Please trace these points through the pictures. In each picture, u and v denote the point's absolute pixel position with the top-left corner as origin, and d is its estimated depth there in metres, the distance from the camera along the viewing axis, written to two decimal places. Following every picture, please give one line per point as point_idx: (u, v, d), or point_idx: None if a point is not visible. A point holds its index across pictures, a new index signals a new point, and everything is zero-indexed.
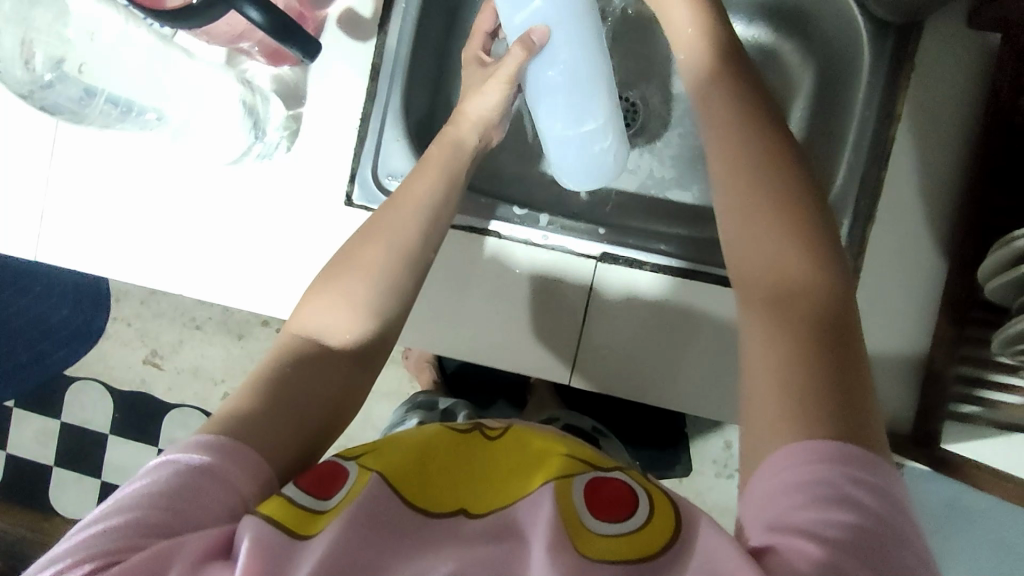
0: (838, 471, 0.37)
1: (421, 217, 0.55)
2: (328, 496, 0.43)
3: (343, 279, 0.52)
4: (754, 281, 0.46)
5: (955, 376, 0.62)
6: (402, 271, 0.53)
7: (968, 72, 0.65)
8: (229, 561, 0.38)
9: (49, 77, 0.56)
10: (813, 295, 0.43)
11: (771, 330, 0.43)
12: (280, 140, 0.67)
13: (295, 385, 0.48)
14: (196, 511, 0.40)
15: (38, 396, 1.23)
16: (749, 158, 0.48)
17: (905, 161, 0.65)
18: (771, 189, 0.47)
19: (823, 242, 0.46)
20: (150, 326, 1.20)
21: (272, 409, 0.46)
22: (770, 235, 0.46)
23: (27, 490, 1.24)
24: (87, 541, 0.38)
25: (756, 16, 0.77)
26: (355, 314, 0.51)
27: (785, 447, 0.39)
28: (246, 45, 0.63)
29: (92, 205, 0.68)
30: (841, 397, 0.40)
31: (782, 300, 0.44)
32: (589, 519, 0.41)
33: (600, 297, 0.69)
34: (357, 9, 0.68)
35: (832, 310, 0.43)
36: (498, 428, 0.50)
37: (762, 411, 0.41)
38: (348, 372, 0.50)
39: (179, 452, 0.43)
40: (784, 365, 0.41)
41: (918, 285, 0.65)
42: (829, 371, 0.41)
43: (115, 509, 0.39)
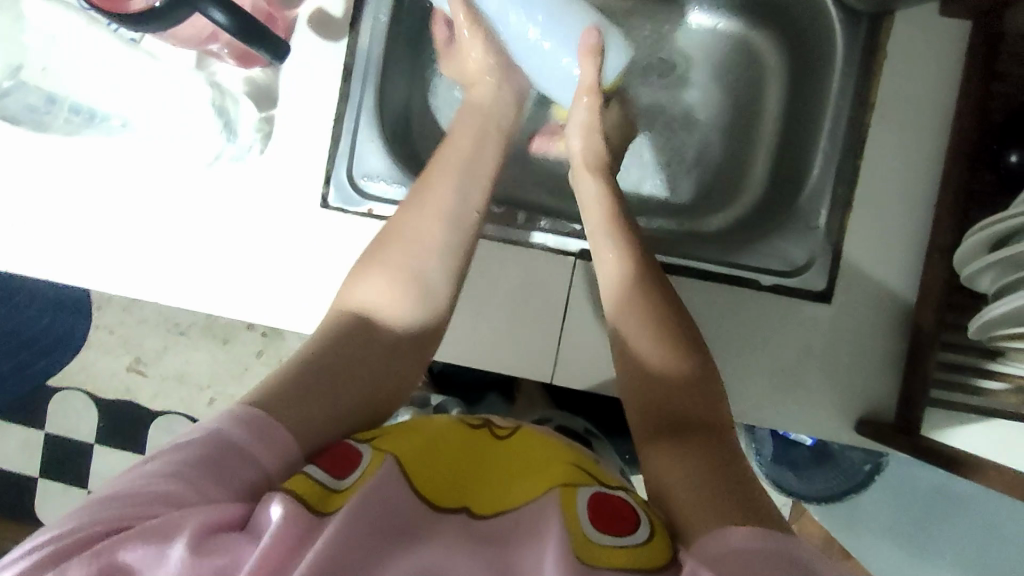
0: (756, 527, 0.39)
1: (445, 223, 0.54)
2: (343, 475, 0.42)
3: (393, 253, 0.52)
4: (648, 405, 0.50)
5: (937, 363, 0.61)
6: (452, 248, 0.54)
7: (939, 59, 0.65)
8: (245, 533, 0.37)
9: (6, 85, 0.54)
10: (695, 417, 0.48)
11: (668, 454, 0.45)
12: (253, 142, 0.67)
13: (344, 369, 0.47)
14: (212, 482, 0.39)
15: (22, 408, 1.22)
16: (628, 296, 0.53)
17: (880, 149, 0.66)
18: (653, 321, 0.52)
19: (697, 353, 0.51)
20: (133, 332, 1.19)
21: (331, 391, 0.46)
22: (659, 355, 0.50)
23: (10, 504, 1.22)
24: (109, 499, 0.37)
25: (726, 7, 0.77)
26: (405, 289, 0.51)
27: (724, 529, 0.39)
28: (214, 47, 0.62)
29: (63, 213, 0.67)
30: (742, 496, 0.41)
31: (673, 428, 0.47)
32: (593, 533, 0.41)
33: (580, 295, 0.68)
34: (327, 9, 0.67)
35: (714, 421, 0.47)
36: (507, 428, 0.51)
37: (681, 516, 0.42)
38: (404, 353, 0.51)
39: (212, 422, 0.42)
40: (690, 476, 0.43)
41: (893, 274, 0.66)
42: (725, 477, 0.43)
43: (141, 472, 0.38)
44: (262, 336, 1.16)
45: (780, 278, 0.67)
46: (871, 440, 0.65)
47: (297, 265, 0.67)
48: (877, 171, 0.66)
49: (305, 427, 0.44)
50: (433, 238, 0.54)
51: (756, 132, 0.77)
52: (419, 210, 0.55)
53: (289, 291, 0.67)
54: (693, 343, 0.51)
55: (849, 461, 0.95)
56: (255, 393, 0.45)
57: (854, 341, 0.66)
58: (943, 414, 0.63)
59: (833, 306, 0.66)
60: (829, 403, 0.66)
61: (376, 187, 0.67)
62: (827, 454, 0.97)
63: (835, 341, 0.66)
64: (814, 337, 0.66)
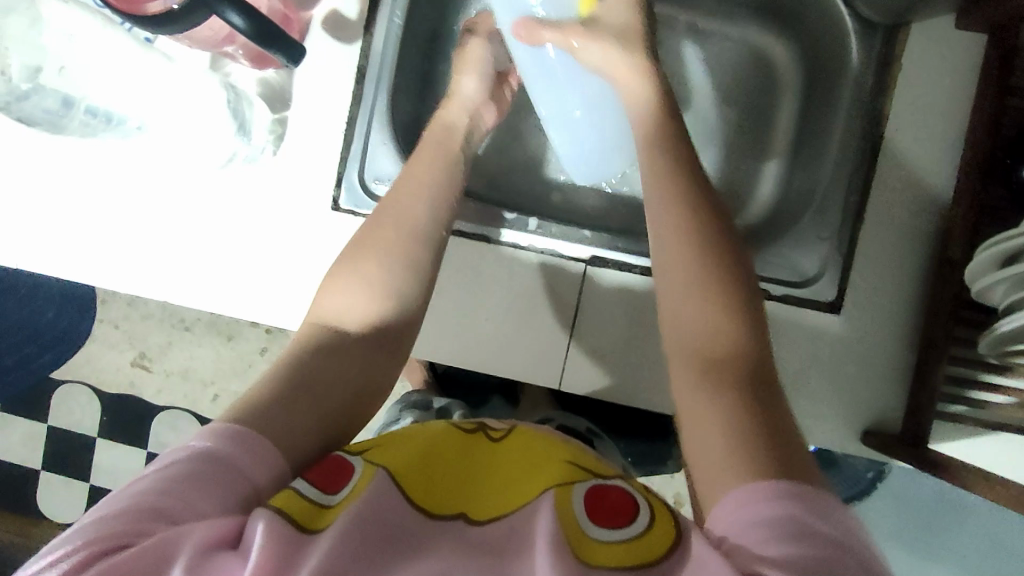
0: (784, 502, 0.39)
1: (415, 234, 0.55)
2: (334, 490, 0.43)
3: (365, 262, 0.53)
4: (688, 347, 0.48)
5: (945, 375, 0.61)
6: (423, 254, 0.54)
7: (952, 71, 0.65)
8: (238, 550, 0.37)
9: (26, 87, 0.56)
10: (735, 357, 0.46)
11: (711, 392, 0.45)
12: (266, 144, 0.67)
13: (315, 376, 0.47)
14: (202, 498, 0.39)
15: (24, 401, 1.22)
16: (686, 226, 0.50)
17: (892, 162, 0.66)
18: (709, 254, 0.49)
19: (743, 300, 0.48)
20: (138, 327, 1.19)
21: (310, 403, 0.46)
22: (705, 300, 0.48)
23: (12, 496, 1.23)
24: (102, 521, 0.37)
25: (741, 15, 0.77)
26: (379, 298, 0.52)
27: (745, 491, 0.40)
28: (229, 49, 0.62)
29: (71, 211, 0.67)
30: (785, 449, 0.42)
31: (717, 364, 0.46)
32: (590, 528, 0.41)
33: (590, 301, 0.68)
34: (341, 11, 0.67)
35: (755, 372, 0.46)
36: (502, 430, 0.52)
37: (708, 477, 0.42)
38: (377, 360, 0.51)
39: (192, 440, 0.42)
40: (727, 431, 0.43)
41: (902, 286, 0.66)
42: (768, 425, 0.43)
43: (131, 492, 0.38)
44: (266, 334, 1.17)
45: (791, 288, 0.67)
46: (876, 451, 0.65)
47: (305, 267, 0.67)
48: (887, 182, 0.66)
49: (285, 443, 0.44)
50: (405, 245, 0.54)
51: (768, 137, 0.77)
52: (393, 222, 0.55)
53: (300, 293, 0.67)
54: (742, 285, 0.49)
55: (852, 468, 0.95)
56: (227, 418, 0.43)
57: (860, 352, 0.66)
58: (948, 426, 0.64)
59: (840, 317, 0.66)
60: (833, 413, 0.66)
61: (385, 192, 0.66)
62: (831, 461, 0.95)
63: (842, 351, 0.66)
64: (820, 347, 0.66)
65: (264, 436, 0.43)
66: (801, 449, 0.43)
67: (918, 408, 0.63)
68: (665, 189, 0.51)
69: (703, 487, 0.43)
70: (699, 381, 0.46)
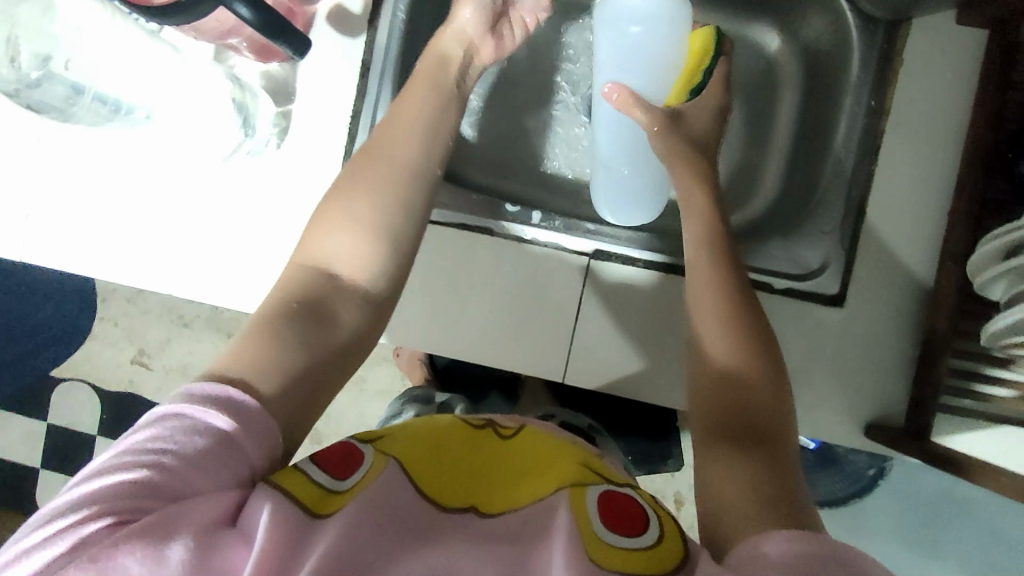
0: (790, 537, 0.38)
1: (404, 175, 0.55)
2: (345, 477, 0.43)
3: (354, 200, 0.53)
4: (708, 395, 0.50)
5: (948, 369, 0.62)
6: (410, 192, 0.55)
7: (953, 65, 0.65)
8: (235, 530, 0.38)
9: (36, 75, 0.57)
10: (752, 408, 0.48)
11: (726, 445, 0.46)
12: (270, 137, 0.67)
13: (309, 318, 0.47)
14: (200, 475, 0.38)
15: (24, 399, 1.21)
16: (716, 293, 0.54)
17: (895, 156, 0.66)
18: (740, 321, 0.53)
19: (768, 361, 0.51)
20: (137, 325, 1.19)
21: (294, 333, 0.46)
22: (731, 354, 0.51)
23: (11, 495, 1.22)
24: (97, 495, 0.36)
25: (742, 12, 0.78)
26: (368, 239, 0.52)
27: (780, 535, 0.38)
28: (234, 41, 0.62)
29: (74, 203, 0.67)
30: (792, 501, 0.42)
31: (735, 423, 0.47)
32: (603, 533, 0.41)
33: (593, 296, 0.68)
34: (346, 5, 0.68)
35: (771, 425, 0.47)
36: (512, 428, 0.51)
37: (713, 510, 0.44)
38: (370, 300, 0.51)
39: (182, 404, 0.40)
40: (733, 468, 0.45)
41: (904, 280, 0.66)
42: (777, 477, 0.44)
43: (122, 464, 0.37)
44: None
45: (793, 282, 0.67)
46: (879, 445, 0.65)
47: None
48: (890, 176, 0.66)
49: (269, 372, 0.43)
50: (394, 186, 0.54)
51: (768, 136, 0.78)
52: (383, 163, 0.55)
53: None
54: (765, 347, 0.52)
55: (853, 466, 0.97)
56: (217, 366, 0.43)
57: (863, 345, 0.66)
58: (952, 419, 0.64)
59: (844, 311, 0.66)
60: (837, 407, 0.66)
61: None
62: (831, 458, 0.98)
63: (845, 346, 0.66)
64: (824, 342, 0.66)
65: (252, 371, 0.43)
66: (809, 503, 0.43)
67: (920, 402, 0.63)
68: (698, 261, 0.57)
69: (711, 527, 0.43)
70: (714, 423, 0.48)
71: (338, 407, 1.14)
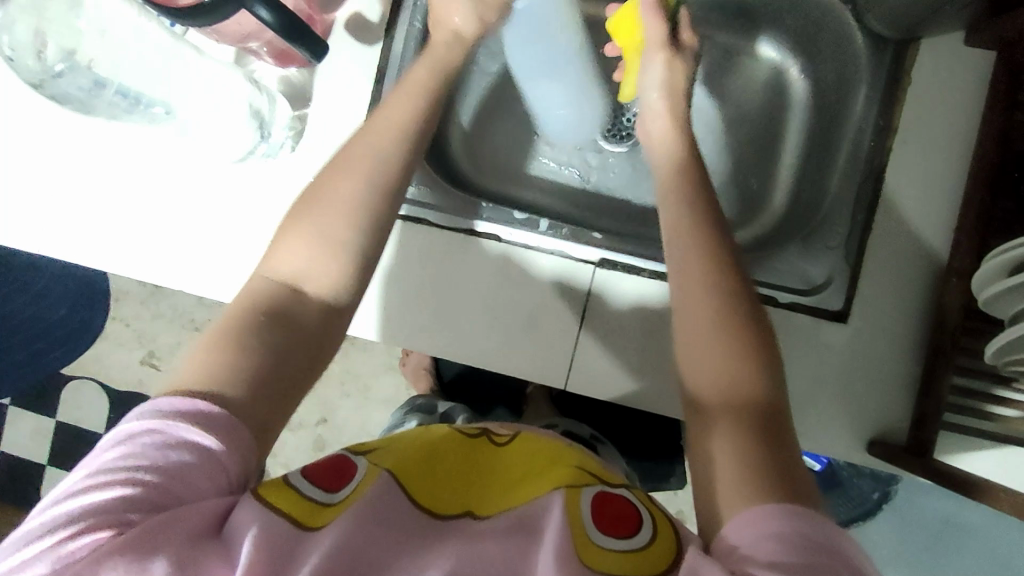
0: (794, 522, 0.38)
1: (369, 189, 0.51)
2: (336, 490, 0.43)
3: (326, 217, 0.50)
4: (693, 362, 0.47)
5: (951, 386, 0.61)
6: (380, 205, 0.51)
7: (961, 88, 0.66)
8: (221, 540, 0.39)
9: (60, 67, 0.59)
10: (748, 382, 0.45)
11: (717, 417, 0.44)
12: (285, 140, 0.68)
13: (269, 341, 0.46)
14: (182, 488, 0.39)
15: (35, 396, 1.23)
16: (689, 248, 0.50)
17: (901, 173, 0.66)
18: (723, 285, 0.48)
19: (756, 325, 0.47)
20: (149, 326, 1.21)
21: (251, 360, 0.44)
22: (715, 318, 0.47)
23: (16, 490, 1.23)
24: (79, 513, 0.37)
25: (755, 32, 0.79)
26: (337, 254, 0.49)
27: (760, 508, 0.39)
28: (254, 46, 0.64)
29: (92, 197, 0.69)
30: (788, 476, 0.41)
31: (727, 398, 0.45)
32: (594, 535, 0.41)
33: (599, 301, 0.69)
34: (364, 14, 0.69)
35: (765, 397, 0.45)
36: (506, 435, 0.52)
37: (711, 499, 0.42)
38: (332, 320, 0.49)
39: (157, 423, 0.40)
40: (736, 455, 0.42)
41: (909, 297, 0.66)
42: (773, 448, 0.43)
43: (103, 481, 0.38)
44: None
45: (797, 296, 0.67)
46: (881, 461, 0.65)
47: None
48: (895, 194, 0.66)
49: (233, 390, 0.43)
50: (374, 166, 0.52)
51: (777, 154, 0.78)
52: (354, 168, 0.51)
53: None
54: (754, 311, 0.48)
55: (859, 489, 0.96)
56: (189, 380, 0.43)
57: (868, 361, 0.66)
58: (955, 438, 0.63)
59: (849, 327, 0.66)
60: (839, 423, 0.66)
61: None
62: (836, 481, 0.96)
63: (848, 364, 0.66)
64: (828, 358, 0.66)
65: (218, 392, 0.42)
66: (812, 488, 0.42)
67: (925, 418, 0.62)
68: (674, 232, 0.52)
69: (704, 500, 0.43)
70: (708, 401, 0.46)
71: (342, 414, 1.15)
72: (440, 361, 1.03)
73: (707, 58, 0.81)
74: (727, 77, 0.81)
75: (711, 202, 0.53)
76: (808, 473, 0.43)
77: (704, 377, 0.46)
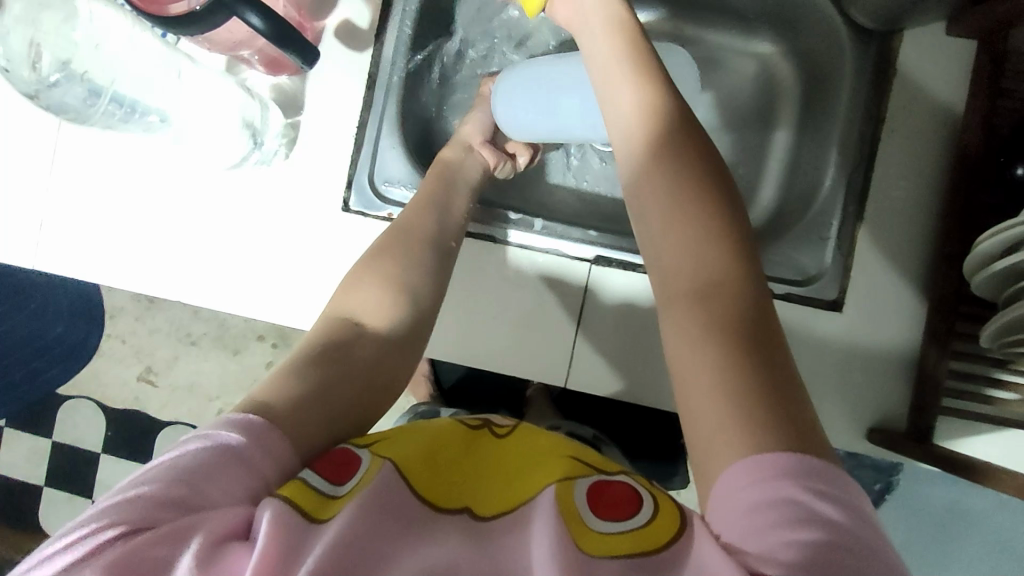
0: (797, 489, 0.36)
1: (424, 244, 0.58)
2: (341, 482, 0.43)
3: (379, 263, 0.56)
4: (674, 286, 0.46)
5: (948, 371, 0.62)
6: (432, 254, 0.58)
7: (945, 77, 0.67)
8: (247, 541, 0.38)
9: (55, 77, 0.58)
10: (730, 303, 0.43)
11: (696, 340, 0.43)
12: (278, 148, 0.69)
13: (335, 368, 0.48)
14: (215, 489, 0.39)
15: (31, 415, 1.22)
16: (660, 173, 0.49)
17: (888, 163, 0.67)
18: (708, 222, 0.46)
19: (735, 244, 0.46)
20: (145, 342, 1.20)
21: (315, 380, 0.47)
22: (690, 240, 0.46)
23: (15, 510, 1.22)
24: (113, 507, 0.37)
25: (743, 27, 0.79)
26: (391, 294, 0.54)
27: (760, 455, 0.38)
28: (246, 53, 0.65)
29: (88, 209, 0.69)
30: (791, 412, 0.39)
31: (707, 318, 0.43)
32: (591, 521, 0.41)
33: (594, 295, 0.69)
34: (354, 21, 0.70)
35: (751, 318, 0.43)
36: (507, 427, 0.52)
37: (698, 436, 0.41)
38: (392, 350, 0.52)
39: (212, 429, 0.42)
40: (719, 381, 0.41)
41: (904, 284, 0.66)
42: (762, 369, 0.41)
43: (141, 480, 0.38)
44: (275, 348, 1.17)
45: (792, 287, 0.68)
46: (883, 450, 0.65)
47: (306, 264, 0.68)
48: (885, 182, 0.67)
49: (290, 404, 0.45)
50: (425, 222, 0.60)
51: (767, 150, 0.79)
52: (402, 226, 0.59)
53: (299, 291, 0.68)
54: (733, 231, 0.46)
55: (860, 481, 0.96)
56: (246, 399, 0.45)
57: (864, 351, 0.66)
58: (956, 424, 0.64)
59: (844, 316, 0.67)
60: (840, 414, 0.66)
61: (396, 193, 0.70)
62: None
63: (845, 352, 0.67)
64: (826, 348, 0.67)
65: (272, 407, 0.44)
66: (804, 409, 0.40)
67: (924, 405, 0.63)
68: (650, 175, 0.49)
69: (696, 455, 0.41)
70: (688, 323, 0.44)
71: None
72: (439, 367, 1.03)
73: (697, 50, 0.82)
74: (720, 71, 0.82)
75: (689, 136, 0.50)
76: (801, 395, 0.41)
77: (683, 305, 0.45)
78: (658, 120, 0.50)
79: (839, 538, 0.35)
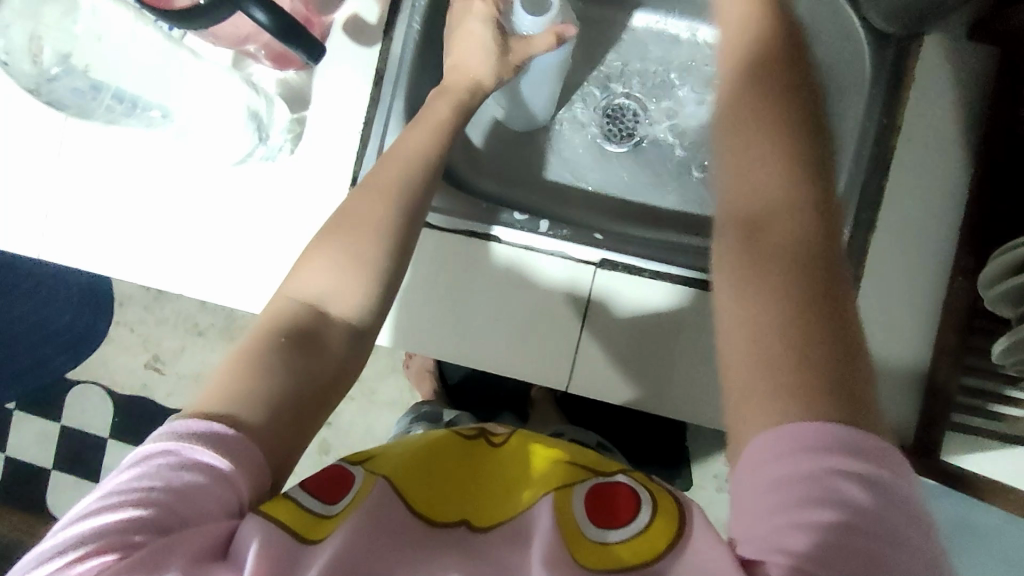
0: (831, 460, 0.36)
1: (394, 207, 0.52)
2: (335, 501, 0.42)
3: (350, 232, 0.51)
4: (739, 224, 0.45)
5: (959, 385, 0.60)
6: (411, 220, 0.53)
7: (965, 82, 0.65)
8: (227, 562, 0.38)
9: (56, 71, 0.58)
10: (794, 254, 0.42)
11: (752, 287, 0.42)
12: (283, 143, 0.68)
13: (299, 362, 0.46)
14: (191, 508, 0.38)
15: (39, 400, 1.23)
16: (748, 101, 0.46)
17: (903, 170, 0.65)
18: (786, 159, 0.44)
19: (813, 188, 0.44)
20: (152, 331, 1.21)
21: (278, 370, 0.45)
22: (768, 177, 0.44)
23: (22, 493, 1.23)
24: (86, 536, 0.37)
25: None
26: (360, 277, 0.50)
27: (803, 421, 0.37)
28: (252, 48, 0.65)
29: (94, 198, 0.69)
30: (847, 378, 0.39)
31: (769, 266, 0.42)
32: (591, 537, 0.40)
33: (598, 302, 0.68)
34: (362, 15, 0.69)
35: (818, 271, 0.42)
36: (504, 434, 0.48)
37: (734, 391, 0.41)
38: (354, 339, 0.49)
39: (169, 442, 0.41)
40: (773, 334, 0.40)
41: (920, 295, 0.64)
42: (823, 326, 0.40)
43: (111, 504, 0.38)
44: None
45: None
46: None
47: None
48: (901, 189, 0.65)
49: (253, 403, 0.43)
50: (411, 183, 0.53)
51: None
52: (385, 185, 0.52)
53: None
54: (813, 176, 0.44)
55: None
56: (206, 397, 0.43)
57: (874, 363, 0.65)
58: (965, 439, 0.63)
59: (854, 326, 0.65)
60: None
61: None
62: None
63: None
64: None
65: (235, 414, 0.42)
66: (862, 374, 0.40)
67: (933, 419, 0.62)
68: (731, 104, 0.47)
69: (735, 412, 0.41)
70: (746, 266, 0.43)
71: (345, 418, 1.14)
72: (443, 365, 1.03)
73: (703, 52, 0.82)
74: None
75: (784, 67, 0.47)
76: (862, 358, 0.40)
77: (743, 248, 0.44)
78: (747, 52, 0.48)
79: (855, 517, 0.35)
